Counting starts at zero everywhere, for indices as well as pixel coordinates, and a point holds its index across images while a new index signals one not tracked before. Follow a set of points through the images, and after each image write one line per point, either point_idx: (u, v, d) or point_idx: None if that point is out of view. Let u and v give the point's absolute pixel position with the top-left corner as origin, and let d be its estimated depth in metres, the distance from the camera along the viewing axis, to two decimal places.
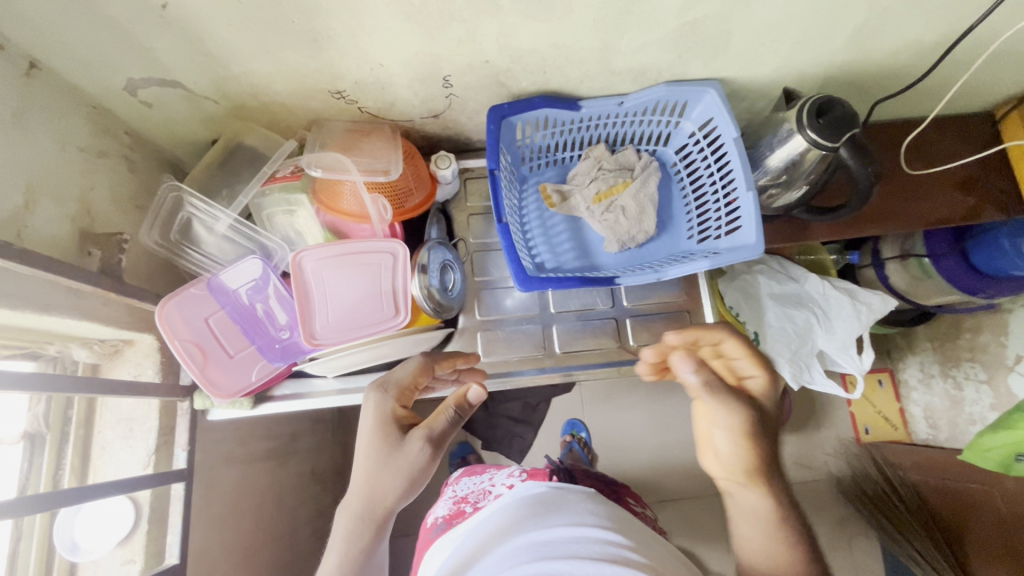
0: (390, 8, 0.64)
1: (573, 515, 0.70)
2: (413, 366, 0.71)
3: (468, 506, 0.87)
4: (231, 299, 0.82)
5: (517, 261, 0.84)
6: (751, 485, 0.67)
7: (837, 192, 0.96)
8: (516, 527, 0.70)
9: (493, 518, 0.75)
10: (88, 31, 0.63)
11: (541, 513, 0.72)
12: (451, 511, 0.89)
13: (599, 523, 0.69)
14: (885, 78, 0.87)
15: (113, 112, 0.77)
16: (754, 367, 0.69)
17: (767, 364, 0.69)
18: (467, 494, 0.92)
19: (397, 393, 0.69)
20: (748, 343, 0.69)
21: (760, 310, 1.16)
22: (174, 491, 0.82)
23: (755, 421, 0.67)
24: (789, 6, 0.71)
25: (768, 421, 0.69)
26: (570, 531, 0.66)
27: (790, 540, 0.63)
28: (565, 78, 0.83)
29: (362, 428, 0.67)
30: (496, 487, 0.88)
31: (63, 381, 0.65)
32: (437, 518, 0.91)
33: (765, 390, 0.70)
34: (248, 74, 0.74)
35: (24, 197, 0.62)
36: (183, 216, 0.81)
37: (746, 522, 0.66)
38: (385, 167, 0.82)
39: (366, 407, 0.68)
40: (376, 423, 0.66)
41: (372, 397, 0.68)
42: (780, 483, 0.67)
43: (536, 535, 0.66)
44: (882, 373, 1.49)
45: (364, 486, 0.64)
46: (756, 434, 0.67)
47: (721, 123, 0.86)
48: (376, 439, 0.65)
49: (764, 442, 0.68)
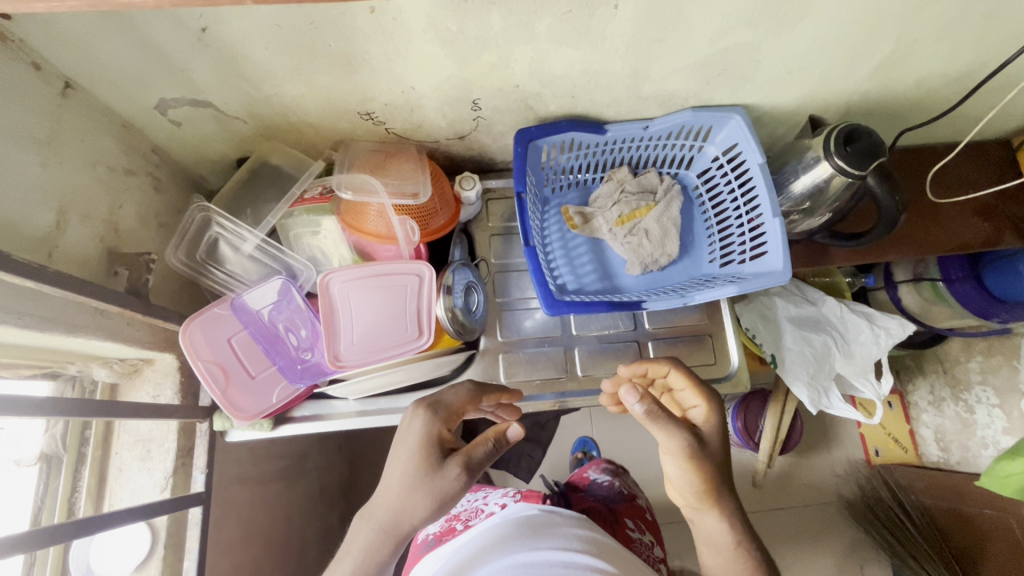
0: (428, 34, 0.65)
1: (560, 538, 0.71)
2: (463, 394, 0.71)
3: (460, 523, 0.82)
4: (253, 320, 0.81)
5: (544, 285, 0.84)
6: (704, 510, 0.68)
7: (861, 219, 0.96)
8: (503, 545, 0.71)
9: (484, 538, 0.74)
10: (127, 53, 0.63)
11: (530, 533, 0.72)
12: (443, 529, 0.83)
13: (581, 544, 0.71)
14: (908, 107, 0.88)
15: (141, 131, 0.77)
16: (695, 392, 0.72)
17: (708, 390, 0.72)
18: (459, 512, 0.87)
19: (444, 415, 0.68)
20: (686, 370, 0.73)
21: (778, 332, 1.15)
22: (190, 515, 0.80)
23: (697, 446, 0.66)
24: (820, 37, 0.71)
25: (714, 449, 0.69)
26: (558, 554, 0.67)
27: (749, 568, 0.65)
28: (592, 103, 0.84)
29: (399, 440, 0.65)
30: (490, 505, 0.84)
31: (89, 405, 0.64)
32: (427, 535, 0.85)
33: (712, 413, 0.71)
34: (279, 95, 0.74)
35: (55, 218, 0.62)
36: (210, 236, 0.81)
37: (712, 548, 0.68)
38: (414, 189, 0.82)
39: (410, 422, 0.66)
40: (418, 439, 0.64)
41: (416, 413, 0.67)
42: (735, 508, 0.68)
43: (520, 556, 0.67)
44: (894, 396, 1.46)
45: (390, 498, 0.61)
46: (707, 455, 0.67)
47: (747, 149, 0.87)
48: (415, 454, 0.63)
49: (709, 465, 0.66)
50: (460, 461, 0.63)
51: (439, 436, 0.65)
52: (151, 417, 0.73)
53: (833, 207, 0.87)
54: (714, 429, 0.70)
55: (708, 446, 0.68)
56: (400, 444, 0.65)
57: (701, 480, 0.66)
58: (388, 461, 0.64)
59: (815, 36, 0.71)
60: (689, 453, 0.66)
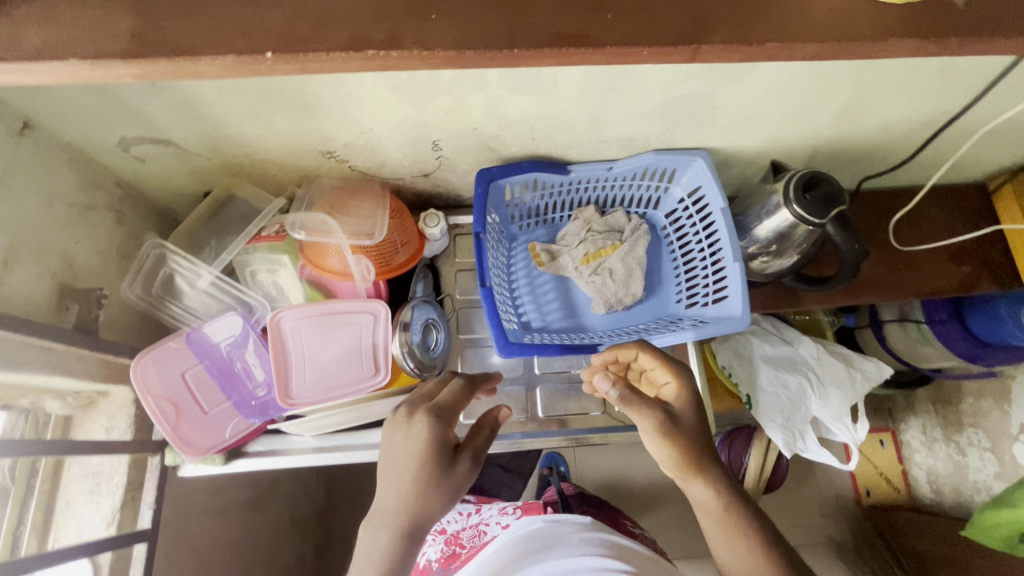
0: (378, 81, 0.66)
1: (571, 544, 0.69)
2: (458, 391, 0.65)
3: (462, 548, 0.83)
4: (210, 354, 0.82)
5: (500, 326, 0.83)
6: (689, 478, 0.62)
7: (827, 262, 0.95)
8: (513, 567, 0.68)
9: (499, 556, 0.72)
10: (81, 95, 0.65)
11: (541, 546, 0.70)
12: (443, 555, 0.84)
13: (597, 545, 0.69)
14: (874, 154, 0.87)
15: (105, 167, 0.79)
16: (665, 369, 0.68)
17: (682, 366, 0.68)
18: (458, 532, 0.87)
19: (447, 417, 0.62)
20: (654, 351, 0.70)
21: (753, 372, 1.13)
22: (135, 552, 0.80)
23: (672, 420, 0.62)
24: (772, 90, 0.71)
25: (692, 421, 0.64)
26: (569, 565, 0.65)
27: (745, 530, 0.59)
28: (554, 145, 0.84)
29: (399, 442, 0.60)
30: (491, 525, 0.84)
31: (25, 443, 0.64)
32: (429, 562, 0.85)
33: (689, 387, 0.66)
34: (239, 135, 0.76)
35: (2, 256, 0.63)
36: (165, 272, 0.81)
37: (701, 513, 0.62)
38: (370, 229, 0.83)
39: (410, 428, 0.60)
40: (425, 443, 0.59)
41: (413, 417, 0.61)
42: (717, 470, 0.62)
43: (535, 570, 0.66)
44: (884, 434, 1.41)
45: (404, 506, 0.56)
46: (685, 428, 0.63)
47: (709, 192, 0.86)
48: (425, 460, 0.58)
49: (687, 439, 0.62)
50: (466, 460, 0.61)
51: (446, 436, 0.60)
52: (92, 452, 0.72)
53: (798, 251, 0.86)
54: (692, 401, 0.65)
55: (684, 420, 0.64)
56: (402, 448, 0.59)
57: (682, 452, 0.61)
58: (394, 470, 0.58)
59: (768, 89, 0.71)
60: (663, 426, 0.62)
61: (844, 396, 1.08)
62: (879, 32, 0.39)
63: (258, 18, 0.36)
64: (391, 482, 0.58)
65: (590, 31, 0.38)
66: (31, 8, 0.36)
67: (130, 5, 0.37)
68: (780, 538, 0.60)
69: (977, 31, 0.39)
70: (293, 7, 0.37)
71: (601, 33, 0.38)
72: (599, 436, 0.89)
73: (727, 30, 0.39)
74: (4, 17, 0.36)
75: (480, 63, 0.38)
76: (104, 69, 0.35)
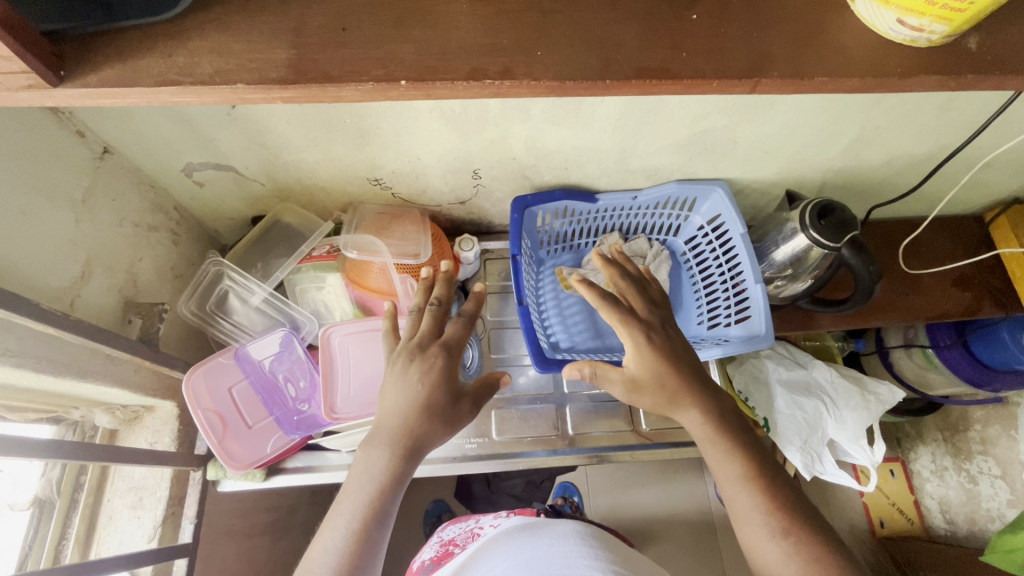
0: (434, 114, 0.72)
1: (565, 520, 0.72)
2: (462, 327, 0.66)
3: (456, 547, 0.79)
4: (254, 369, 0.86)
5: (536, 343, 0.88)
6: (670, 414, 0.63)
7: (840, 286, 1.01)
8: (500, 538, 0.71)
9: (486, 543, 0.72)
10: (161, 124, 0.70)
11: (526, 528, 0.71)
12: (439, 553, 0.81)
13: (585, 538, 0.67)
14: (881, 185, 0.94)
15: (166, 190, 0.84)
16: (625, 331, 0.63)
17: (638, 323, 0.63)
18: (455, 536, 0.83)
19: (449, 356, 0.63)
20: (614, 306, 0.64)
21: (768, 396, 1.03)
22: (176, 567, 0.81)
23: (637, 386, 0.62)
24: (791, 126, 0.78)
25: (658, 381, 0.62)
26: (560, 529, 0.68)
27: (729, 453, 0.60)
28: (585, 174, 0.90)
29: (407, 380, 0.60)
30: (485, 528, 0.79)
31: (89, 450, 0.66)
32: (423, 562, 0.82)
33: (653, 341, 0.62)
34: (296, 162, 0.81)
35: (81, 269, 0.67)
36: (221, 288, 0.87)
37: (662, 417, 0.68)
38: (415, 250, 0.88)
39: (408, 369, 0.61)
40: (433, 381, 0.61)
41: (416, 360, 0.62)
42: (704, 403, 0.62)
43: (520, 541, 0.68)
44: (893, 462, 1.25)
45: (407, 433, 0.59)
46: (649, 383, 0.62)
47: (730, 220, 0.92)
48: (430, 397, 0.60)
49: (652, 394, 0.62)
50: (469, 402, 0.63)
51: (452, 375, 0.62)
52: (149, 463, 0.74)
53: (814, 275, 0.89)
54: (664, 347, 0.63)
55: (646, 381, 0.62)
56: (411, 384, 0.60)
57: (654, 399, 0.62)
58: (397, 401, 0.59)
59: (787, 124, 0.77)
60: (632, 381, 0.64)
61: (862, 419, 0.98)
62: (911, 70, 0.46)
63: (392, 52, 0.43)
64: (396, 411, 0.59)
65: (671, 66, 0.45)
66: (202, 40, 0.43)
67: (287, 37, 0.43)
68: (775, 481, 0.60)
69: (992, 69, 0.46)
70: (422, 43, 0.44)
71: (682, 67, 0.44)
72: (626, 454, 0.92)
73: (787, 66, 0.45)
74: (181, 47, 0.43)
75: (580, 90, 0.44)
76: (264, 91, 0.42)
